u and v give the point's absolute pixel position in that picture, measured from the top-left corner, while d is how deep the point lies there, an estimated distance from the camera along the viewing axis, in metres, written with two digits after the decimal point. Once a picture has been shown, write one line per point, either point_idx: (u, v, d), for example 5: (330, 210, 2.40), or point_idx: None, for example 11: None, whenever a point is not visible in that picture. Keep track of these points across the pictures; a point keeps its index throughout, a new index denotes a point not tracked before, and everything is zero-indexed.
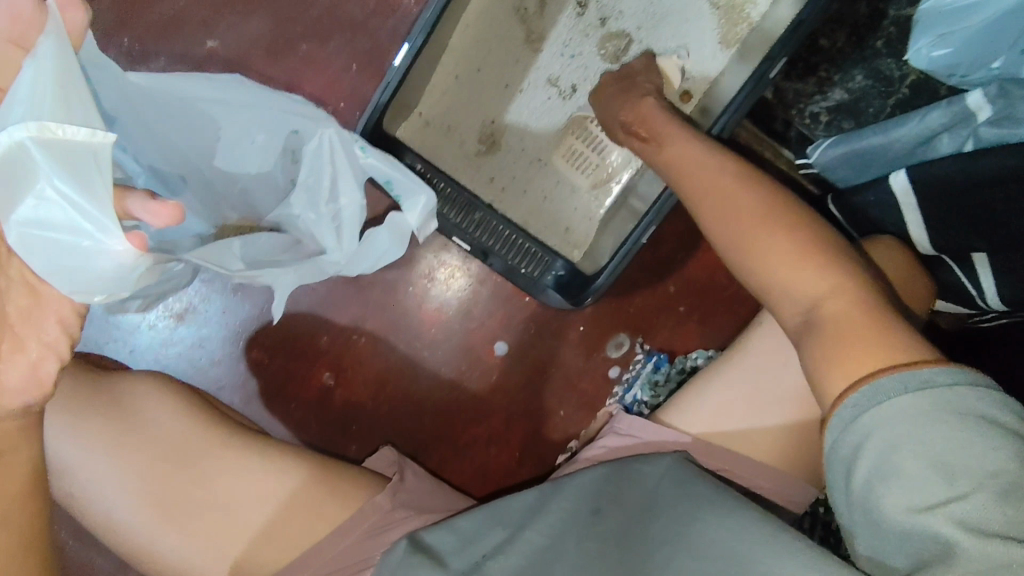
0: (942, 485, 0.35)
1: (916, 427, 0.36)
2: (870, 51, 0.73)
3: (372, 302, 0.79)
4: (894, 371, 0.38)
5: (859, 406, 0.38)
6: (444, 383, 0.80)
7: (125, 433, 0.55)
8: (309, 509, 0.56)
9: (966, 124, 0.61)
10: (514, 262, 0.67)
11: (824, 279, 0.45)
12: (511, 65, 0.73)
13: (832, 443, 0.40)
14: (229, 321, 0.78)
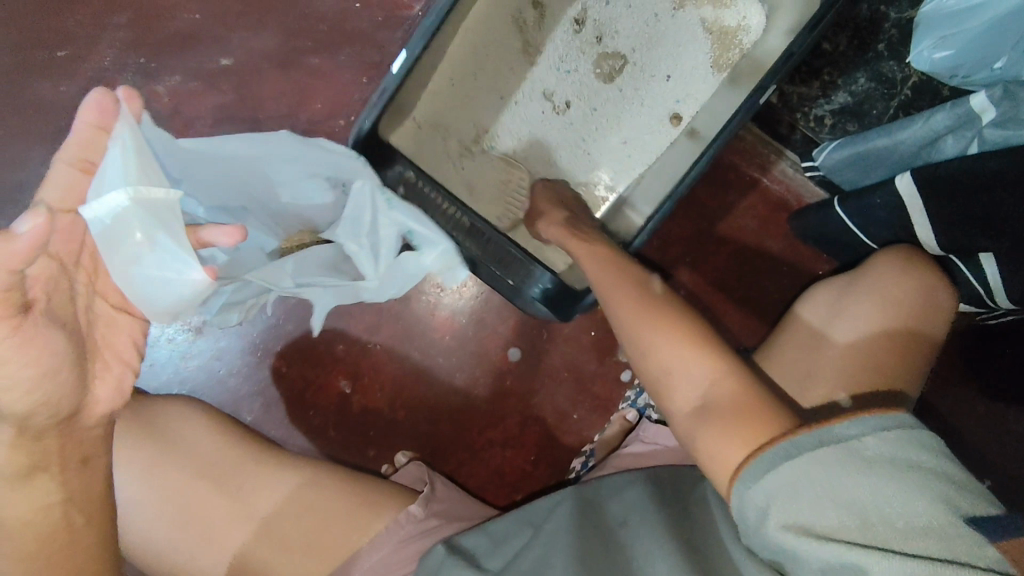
0: (850, 523, 0.36)
1: (838, 474, 0.37)
2: (871, 55, 0.74)
3: (387, 310, 0.80)
4: (806, 428, 0.39)
5: (777, 459, 0.38)
6: (460, 388, 0.81)
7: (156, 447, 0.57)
8: (344, 517, 0.58)
9: (972, 126, 0.62)
10: (501, 273, 0.70)
11: (705, 366, 0.46)
12: (505, 77, 0.75)
13: (743, 495, 0.39)
14: (248, 332, 0.79)
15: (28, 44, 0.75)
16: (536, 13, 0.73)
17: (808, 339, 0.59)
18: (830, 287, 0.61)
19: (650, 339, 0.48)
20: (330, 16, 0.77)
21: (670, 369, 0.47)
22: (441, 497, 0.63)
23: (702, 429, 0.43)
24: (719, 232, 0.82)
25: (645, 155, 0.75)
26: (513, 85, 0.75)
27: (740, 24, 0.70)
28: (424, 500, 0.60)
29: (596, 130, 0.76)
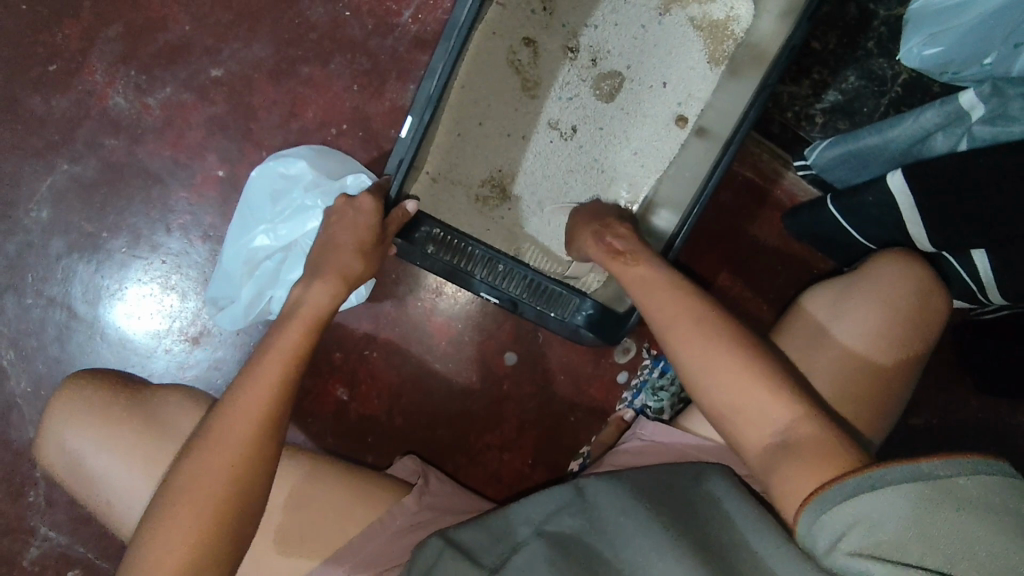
0: (925, 553, 0.37)
1: (913, 505, 0.37)
2: (861, 52, 0.74)
3: (383, 317, 0.80)
4: (894, 463, 0.39)
5: (857, 489, 0.39)
6: (457, 393, 0.82)
7: (160, 446, 0.58)
8: (339, 513, 0.58)
9: (962, 123, 0.63)
10: (543, 307, 0.68)
11: (772, 400, 0.46)
12: (509, 115, 0.73)
13: (816, 518, 0.40)
14: (243, 341, 0.79)
15: (19, 60, 0.75)
16: (528, 49, 0.72)
17: (811, 333, 0.59)
18: (824, 292, 0.60)
19: (684, 355, 0.49)
20: (319, 25, 0.77)
21: (735, 401, 0.47)
22: (434, 490, 0.63)
23: (778, 467, 0.44)
24: (713, 232, 0.81)
25: (660, 162, 0.75)
26: (520, 120, 0.73)
27: (728, 15, 0.71)
28: (418, 493, 0.61)
29: (606, 147, 0.75)
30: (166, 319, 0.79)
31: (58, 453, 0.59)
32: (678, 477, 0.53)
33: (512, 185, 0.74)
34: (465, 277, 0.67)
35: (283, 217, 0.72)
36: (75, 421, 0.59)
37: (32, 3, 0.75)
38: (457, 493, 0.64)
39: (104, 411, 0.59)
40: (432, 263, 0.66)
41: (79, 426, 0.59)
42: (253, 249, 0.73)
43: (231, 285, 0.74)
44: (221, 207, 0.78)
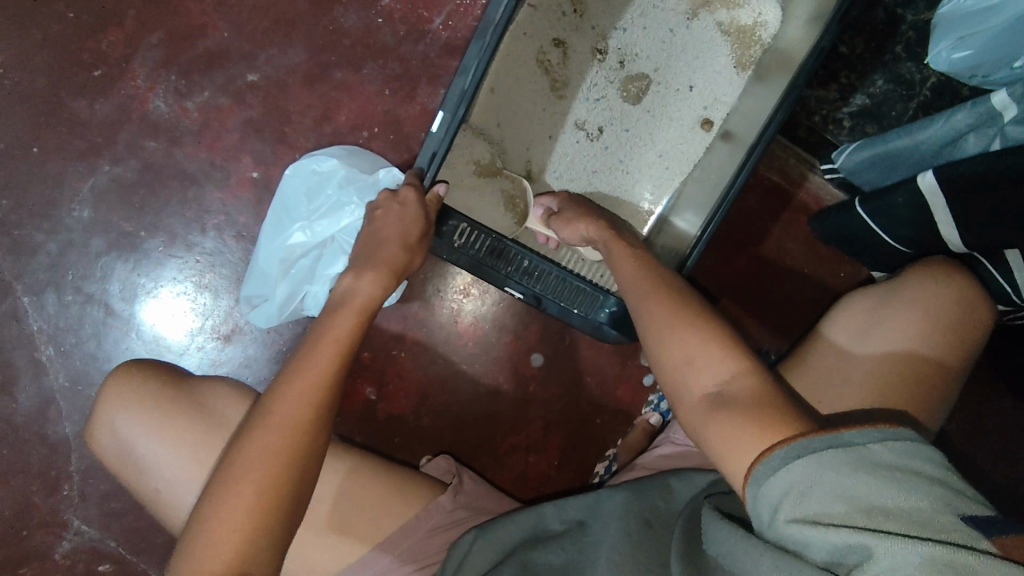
0: (850, 515, 0.34)
1: (837, 472, 0.35)
2: (890, 56, 0.75)
3: (411, 317, 0.81)
4: (814, 433, 0.37)
5: (783, 459, 0.37)
6: (484, 394, 0.82)
7: (201, 428, 0.60)
8: (369, 502, 0.58)
9: (994, 124, 0.62)
10: (567, 303, 0.69)
11: (729, 364, 0.44)
12: (536, 115, 0.74)
13: (755, 497, 0.38)
14: (274, 339, 0.81)
15: (65, 64, 0.78)
16: (559, 51, 0.73)
17: (858, 335, 0.56)
18: (860, 302, 0.57)
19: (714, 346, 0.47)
20: (353, 31, 0.79)
21: (693, 357, 0.46)
22: (468, 489, 0.63)
23: (715, 418, 0.43)
24: (741, 236, 0.81)
25: (683, 166, 0.75)
26: (547, 121, 0.75)
27: (756, 20, 0.71)
28: (454, 492, 0.61)
29: (632, 150, 0.76)
30: (200, 317, 0.81)
31: (105, 438, 0.61)
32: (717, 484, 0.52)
33: (536, 183, 0.76)
34: (491, 271, 0.67)
35: (318, 214, 0.73)
36: (131, 400, 0.60)
37: (77, 10, 0.78)
38: (493, 494, 0.64)
39: (156, 394, 0.61)
40: (459, 257, 0.67)
41: (126, 413, 0.60)
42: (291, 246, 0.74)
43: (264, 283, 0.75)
44: (255, 208, 0.80)
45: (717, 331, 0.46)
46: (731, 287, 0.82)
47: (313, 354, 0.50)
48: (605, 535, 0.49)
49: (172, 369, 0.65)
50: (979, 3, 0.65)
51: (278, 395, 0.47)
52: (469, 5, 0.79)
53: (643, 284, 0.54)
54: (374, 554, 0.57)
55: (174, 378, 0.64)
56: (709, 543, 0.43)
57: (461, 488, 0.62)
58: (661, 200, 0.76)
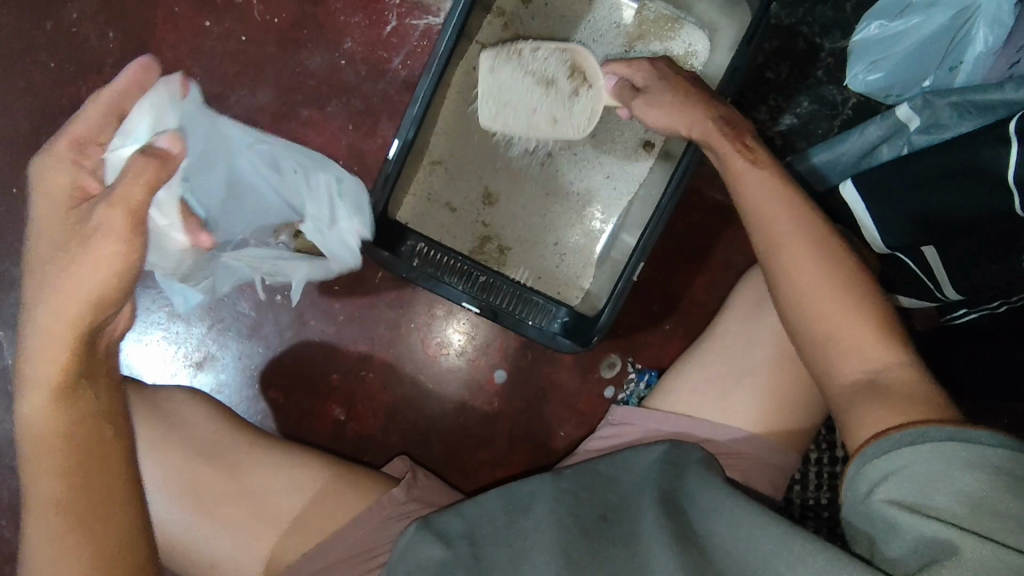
0: (948, 507, 0.37)
1: (945, 466, 0.38)
2: (812, 80, 0.81)
3: (378, 338, 0.84)
4: (939, 423, 0.40)
5: (894, 443, 0.40)
6: (451, 411, 0.85)
7: (164, 429, 0.62)
8: (328, 500, 0.60)
9: (902, 134, 0.67)
10: (522, 316, 0.72)
11: (879, 347, 0.46)
12: (490, 141, 0.80)
13: (855, 472, 0.42)
14: (245, 364, 0.84)
15: (47, 110, 0.83)
16: None
17: (760, 310, 0.64)
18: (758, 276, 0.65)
19: (800, 303, 0.48)
20: (318, 71, 0.84)
21: (832, 335, 0.47)
22: (421, 484, 0.64)
23: (863, 401, 0.45)
24: (689, 251, 0.85)
25: (629, 184, 0.81)
26: (499, 145, 0.80)
27: (687, 51, 0.78)
28: (406, 486, 0.62)
29: (582, 172, 0.81)
30: (172, 345, 0.83)
31: None
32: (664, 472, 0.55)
33: (494, 209, 0.81)
34: (449, 289, 0.71)
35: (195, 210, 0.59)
36: None
37: (59, 59, 0.83)
38: (444, 490, 0.66)
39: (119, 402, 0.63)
40: (417, 275, 0.71)
41: None
42: (171, 252, 0.57)
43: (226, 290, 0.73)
44: None
45: (824, 308, 0.47)
46: (682, 297, 0.85)
47: (40, 351, 0.39)
48: (546, 519, 0.52)
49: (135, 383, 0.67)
50: (888, 31, 0.73)
51: (20, 422, 0.40)
52: (426, 45, 0.85)
53: (812, 232, 0.49)
54: (329, 550, 0.58)
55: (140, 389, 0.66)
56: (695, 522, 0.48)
57: (415, 481, 0.63)
58: (612, 218, 0.81)
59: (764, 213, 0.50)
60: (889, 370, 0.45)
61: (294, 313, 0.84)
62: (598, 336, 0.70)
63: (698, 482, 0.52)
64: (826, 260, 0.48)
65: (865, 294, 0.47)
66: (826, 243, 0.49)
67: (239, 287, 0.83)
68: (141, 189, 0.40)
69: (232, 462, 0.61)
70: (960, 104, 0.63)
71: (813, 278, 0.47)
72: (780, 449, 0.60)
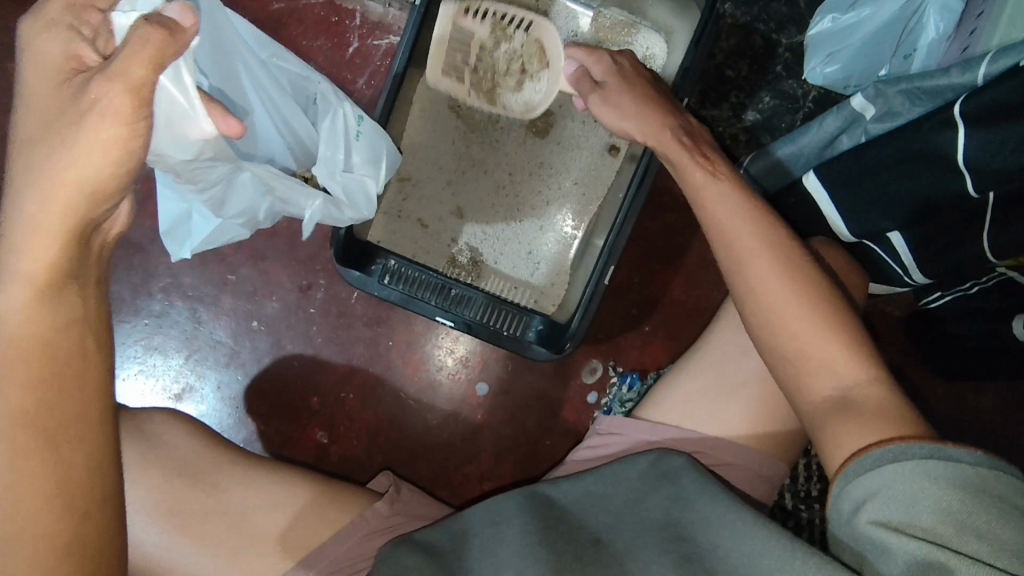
0: (934, 528, 0.37)
1: (928, 485, 0.38)
2: (772, 76, 0.82)
3: (357, 358, 0.84)
4: (919, 439, 0.39)
5: (875, 462, 0.40)
6: (435, 427, 0.84)
7: (141, 449, 0.61)
8: (310, 521, 0.59)
9: (859, 123, 0.68)
10: (496, 326, 0.73)
11: (853, 363, 0.45)
12: (455, 154, 0.81)
13: (839, 492, 0.42)
14: (224, 393, 0.83)
15: None
16: None
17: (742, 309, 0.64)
18: None
19: (769, 310, 0.47)
20: None
21: (804, 349, 0.46)
22: (405, 497, 0.63)
23: (834, 419, 0.44)
24: (663, 252, 0.86)
25: (597, 188, 0.81)
26: (465, 157, 0.81)
27: (646, 54, 0.78)
28: (390, 499, 0.62)
29: (549, 180, 0.81)
30: (151, 378, 0.83)
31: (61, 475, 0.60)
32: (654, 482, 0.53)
33: (465, 222, 0.81)
34: (422, 304, 0.72)
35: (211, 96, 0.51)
36: None
37: None
38: (429, 502, 0.65)
39: None
40: (390, 292, 0.71)
41: None
42: (190, 139, 0.47)
43: (217, 232, 0.64)
44: (198, 267, 0.83)
45: (788, 314, 0.47)
46: (659, 299, 0.86)
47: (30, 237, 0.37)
48: (529, 526, 0.51)
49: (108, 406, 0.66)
50: (841, 24, 0.73)
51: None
52: (388, 64, 0.85)
53: (774, 244, 0.49)
54: (312, 567, 0.58)
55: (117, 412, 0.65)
56: (704, 541, 0.47)
57: (399, 495, 0.63)
58: (583, 223, 0.81)
59: (721, 219, 0.51)
60: (860, 386, 0.45)
61: (271, 337, 0.84)
62: (570, 341, 0.70)
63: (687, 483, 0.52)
64: (785, 264, 0.48)
65: (830, 303, 0.47)
66: (790, 251, 0.49)
67: (216, 316, 0.83)
68: (139, 69, 0.37)
69: (209, 483, 0.60)
70: (910, 91, 0.63)
71: (776, 281, 0.47)
72: (760, 443, 0.60)
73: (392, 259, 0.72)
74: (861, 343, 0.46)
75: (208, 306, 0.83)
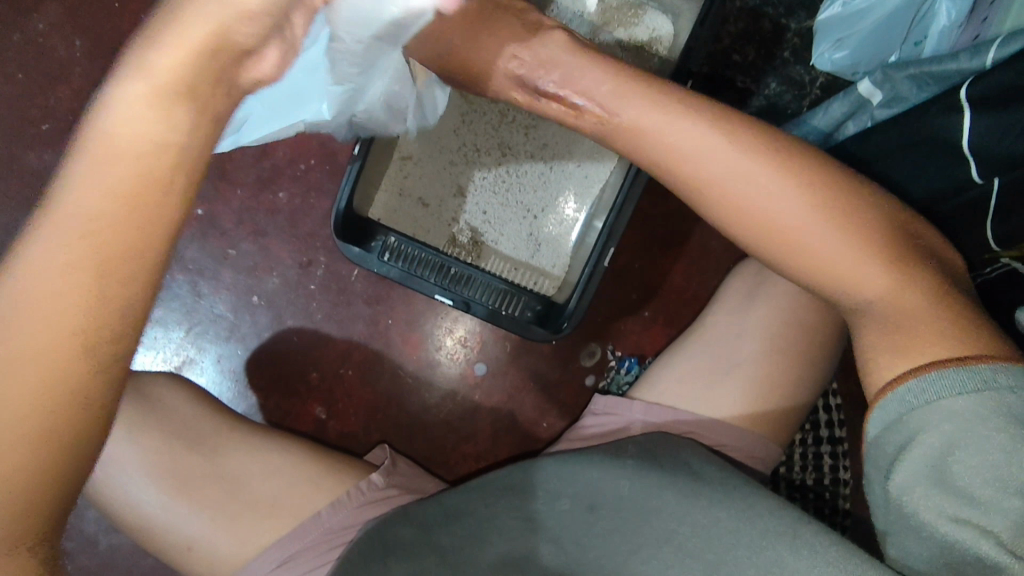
0: (978, 486, 0.33)
1: (959, 442, 0.34)
2: (780, 62, 0.82)
3: (357, 336, 0.84)
4: (951, 369, 0.36)
5: (907, 401, 0.37)
6: (433, 405, 0.85)
7: (141, 412, 0.61)
8: (305, 486, 0.60)
9: (865, 110, 0.67)
10: (495, 306, 0.73)
11: (878, 273, 0.40)
12: (456, 132, 0.80)
13: (873, 440, 0.38)
14: (224, 367, 0.84)
15: (17, 122, 0.83)
16: None
17: (740, 297, 0.65)
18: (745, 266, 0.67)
19: (759, 236, 0.42)
20: None
21: (823, 266, 0.41)
22: (400, 471, 0.64)
23: None
24: (666, 238, 0.85)
25: (600, 171, 0.81)
26: (466, 135, 0.80)
27: (651, 36, 0.77)
28: (386, 471, 0.62)
29: (551, 161, 0.81)
30: (151, 349, 0.83)
31: None
32: (648, 451, 0.54)
33: (466, 202, 0.81)
34: (421, 282, 0.72)
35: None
36: None
37: (27, 71, 0.83)
38: (425, 477, 0.66)
39: None
40: (389, 270, 0.71)
41: None
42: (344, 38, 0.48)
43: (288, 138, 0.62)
44: (200, 241, 0.84)
45: (780, 231, 0.41)
46: (658, 283, 0.85)
47: (157, 62, 0.29)
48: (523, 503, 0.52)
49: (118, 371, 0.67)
50: (849, 9, 0.71)
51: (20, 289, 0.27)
52: None
53: (753, 151, 0.42)
54: (305, 536, 0.58)
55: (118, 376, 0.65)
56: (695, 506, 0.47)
57: (394, 468, 0.63)
58: (584, 205, 0.81)
59: (672, 140, 0.43)
60: (896, 293, 0.40)
61: (271, 313, 0.84)
62: (567, 321, 0.70)
63: (679, 461, 0.52)
64: (772, 177, 0.41)
65: (838, 206, 0.41)
66: (771, 155, 0.42)
67: (217, 291, 0.84)
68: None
69: (209, 444, 0.61)
70: (917, 76, 0.62)
71: (758, 201, 0.41)
72: (754, 428, 0.60)
73: (398, 237, 0.72)
74: (885, 246, 0.40)
75: (209, 281, 0.84)
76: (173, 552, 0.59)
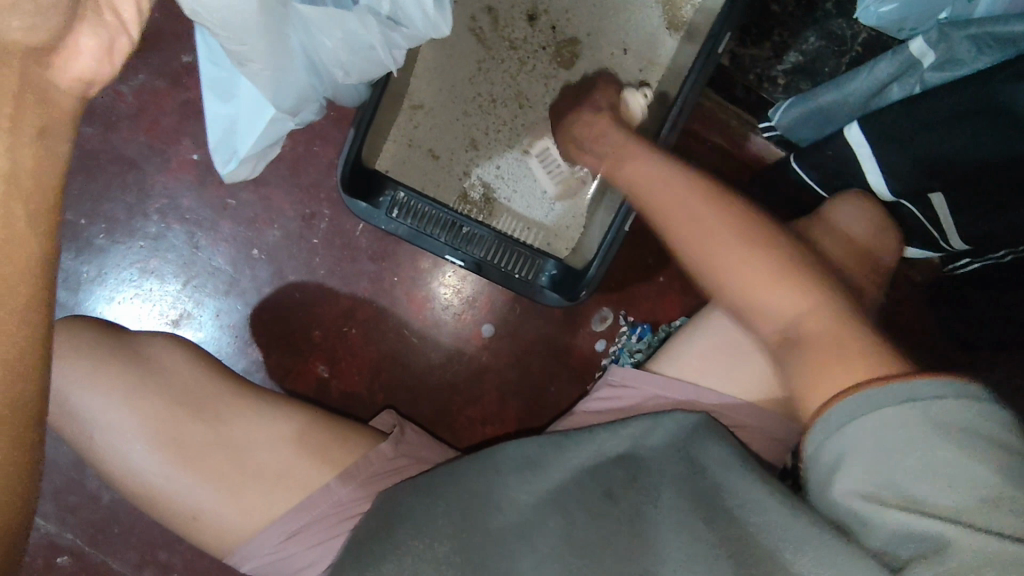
0: (940, 497, 0.34)
1: (907, 450, 0.35)
2: (821, 13, 0.76)
3: (361, 293, 0.81)
4: (885, 386, 0.37)
5: (841, 419, 0.38)
6: (438, 365, 0.83)
7: (137, 377, 0.58)
8: (310, 453, 0.58)
9: (914, 72, 0.62)
10: (508, 268, 0.70)
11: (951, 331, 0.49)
12: (470, 80, 0.75)
13: (812, 454, 0.40)
14: (224, 321, 0.81)
15: None
16: (489, 18, 0.75)
17: None
18: None
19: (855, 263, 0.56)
20: None
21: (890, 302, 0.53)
22: (408, 438, 0.62)
23: None
24: None
25: None
26: (481, 84, 0.75)
27: None
28: (394, 441, 0.61)
29: None
30: (146, 301, 0.80)
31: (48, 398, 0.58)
32: (667, 433, 0.52)
33: (479, 156, 0.76)
34: (431, 240, 0.68)
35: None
36: (65, 354, 0.58)
37: None
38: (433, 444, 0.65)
39: (92, 348, 0.59)
40: (398, 226, 0.67)
41: (67, 361, 0.58)
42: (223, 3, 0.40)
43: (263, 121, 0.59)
44: (198, 190, 0.79)
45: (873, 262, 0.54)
46: None
47: None
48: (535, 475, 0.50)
49: (113, 328, 0.63)
50: None
51: None
52: None
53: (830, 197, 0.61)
54: (313, 503, 0.56)
55: (113, 334, 0.62)
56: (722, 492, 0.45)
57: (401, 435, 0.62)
58: None
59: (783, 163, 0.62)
60: None
61: (272, 267, 0.80)
62: (585, 288, 0.67)
63: (702, 435, 0.50)
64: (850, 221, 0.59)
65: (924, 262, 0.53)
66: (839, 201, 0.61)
67: (216, 242, 0.80)
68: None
69: (212, 411, 0.59)
70: (977, 37, 0.58)
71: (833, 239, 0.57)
72: (776, 407, 0.58)
73: (407, 192, 0.68)
74: None
75: (206, 231, 0.80)
76: (178, 522, 0.57)
